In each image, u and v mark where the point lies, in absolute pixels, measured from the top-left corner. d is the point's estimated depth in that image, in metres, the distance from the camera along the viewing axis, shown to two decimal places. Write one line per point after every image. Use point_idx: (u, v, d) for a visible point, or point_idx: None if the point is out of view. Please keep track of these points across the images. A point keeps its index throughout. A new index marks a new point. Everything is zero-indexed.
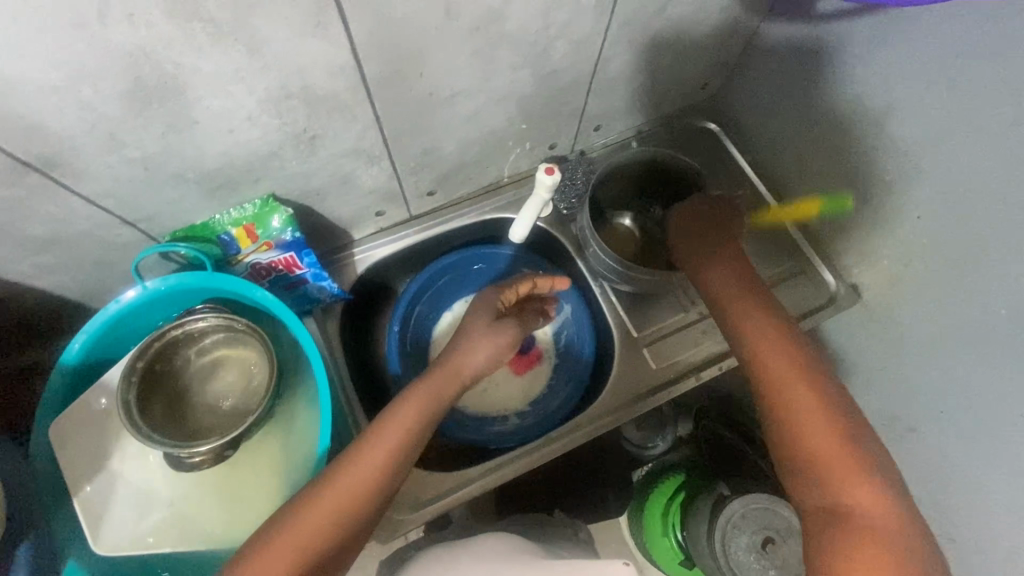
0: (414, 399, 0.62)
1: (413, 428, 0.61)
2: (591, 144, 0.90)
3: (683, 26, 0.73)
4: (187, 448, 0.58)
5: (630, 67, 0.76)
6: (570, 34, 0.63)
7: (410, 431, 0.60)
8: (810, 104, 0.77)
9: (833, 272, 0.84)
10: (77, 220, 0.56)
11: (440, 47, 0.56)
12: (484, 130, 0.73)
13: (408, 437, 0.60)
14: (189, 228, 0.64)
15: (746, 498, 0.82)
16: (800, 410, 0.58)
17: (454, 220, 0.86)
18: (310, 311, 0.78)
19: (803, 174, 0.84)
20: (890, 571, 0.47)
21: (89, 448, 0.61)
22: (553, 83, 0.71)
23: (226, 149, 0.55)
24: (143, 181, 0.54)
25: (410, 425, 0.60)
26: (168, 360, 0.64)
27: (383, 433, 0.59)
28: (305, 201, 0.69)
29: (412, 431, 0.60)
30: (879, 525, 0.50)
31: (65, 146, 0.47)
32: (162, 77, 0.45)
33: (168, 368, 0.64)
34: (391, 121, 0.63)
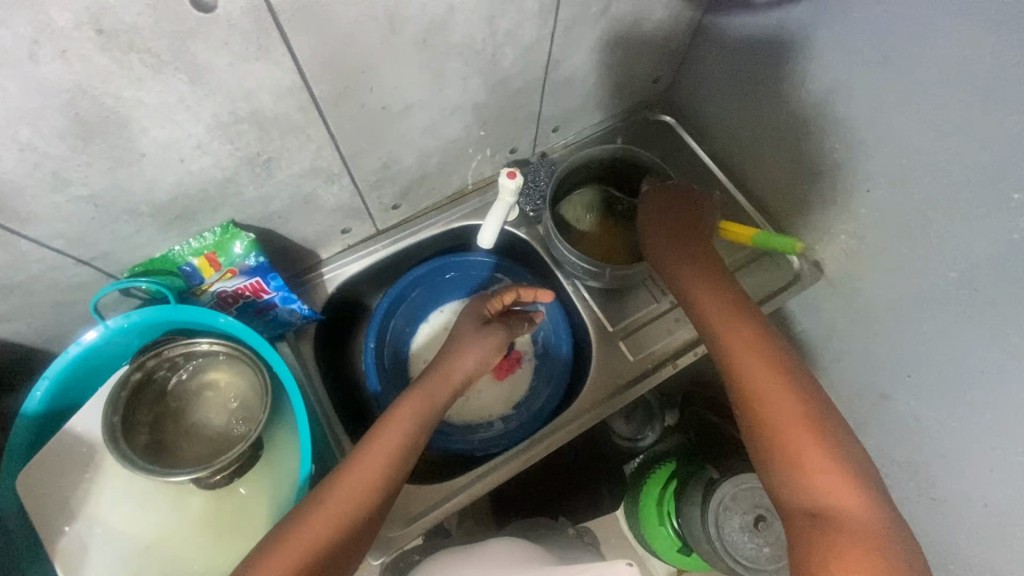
0: (408, 411, 0.64)
1: (404, 437, 0.62)
2: (551, 145, 0.92)
3: (628, 24, 0.74)
4: (188, 472, 0.56)
5: (582, 67, 0.77)
6: (516, 39, 0.64)
7: (403, 440, 0.61)
8: (757, 91, 0.79)
9: (796, 250, 0.86)
10: (29, 263, 0.54)
11: (388, 62, 0.56)
12: (438, 140, 0.73)
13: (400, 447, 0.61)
14: (148, 262, 0.62)
15: (735, 480, 0.85)
16: (756, 381, 0.60)
17: (423, 230, 0.86)
18: (283, 335, 0.77)
19: (757, 161, 0.86)
20: (857, 546, 0.48)
21: (60, 494, 0.59)
22: (507, 89, 0.72)
23: (179, 179, 0.54)
24: (95, 219, 0.53)
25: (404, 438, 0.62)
26: (145, 404, 0.62)
27: (383, 443, 0.60)
28: (267, 223, 0.68)
29: (403, 441, 0.62)
30: (826, 471, 0.53)
31: (6, 190, 0.46)
32: (103, 112, 0.44)
33: (144, 414, 0.62)
34: (346, 138, 0.63)
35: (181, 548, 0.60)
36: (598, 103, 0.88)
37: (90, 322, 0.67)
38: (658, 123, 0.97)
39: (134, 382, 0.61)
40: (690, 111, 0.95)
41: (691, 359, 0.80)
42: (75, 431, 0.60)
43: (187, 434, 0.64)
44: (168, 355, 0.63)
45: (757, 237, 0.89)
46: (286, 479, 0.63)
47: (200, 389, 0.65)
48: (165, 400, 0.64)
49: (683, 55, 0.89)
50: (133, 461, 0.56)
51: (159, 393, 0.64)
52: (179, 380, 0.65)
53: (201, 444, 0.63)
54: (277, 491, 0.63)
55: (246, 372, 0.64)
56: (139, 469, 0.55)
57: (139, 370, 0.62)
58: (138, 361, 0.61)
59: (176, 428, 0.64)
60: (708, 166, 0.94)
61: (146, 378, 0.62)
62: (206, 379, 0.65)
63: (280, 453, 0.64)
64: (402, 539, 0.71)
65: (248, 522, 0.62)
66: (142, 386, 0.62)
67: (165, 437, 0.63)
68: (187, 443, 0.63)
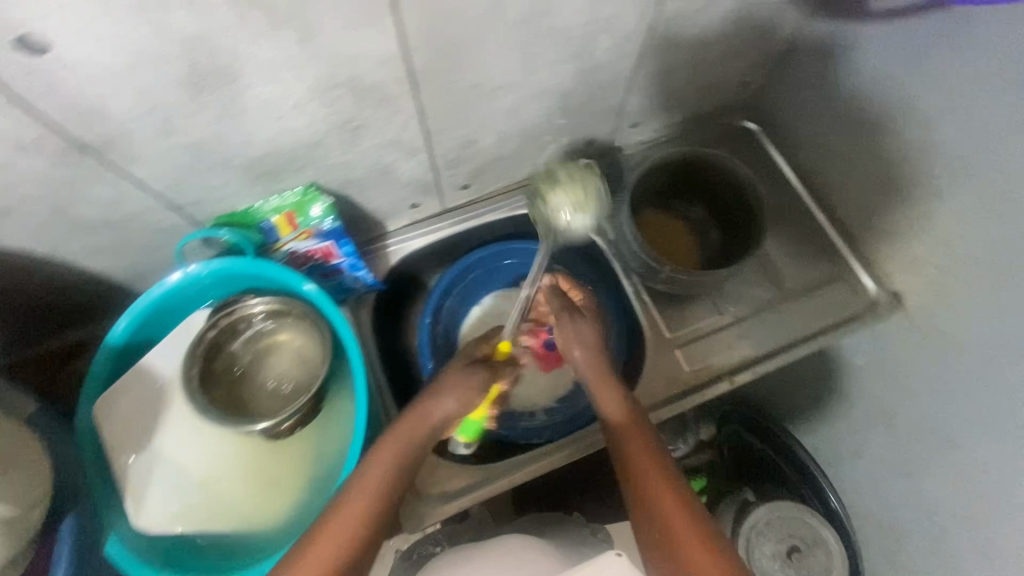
0: (404, 436, 0.60)
1: (399, 464, 0.58)
2: (628, 140, 0.89)
3: (730, 23, 0.71)
4: (262, 423, 0.60)
5: (673, 63, 0.75)
6: (615, 28, 0.63)
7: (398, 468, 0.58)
8: (857, 105, 0.74)
9: (874, 278, 0.82)
10: (127, 202, 0.57)
11: (486, 40, 0.55)
12: (517, 126, 0.72)
13: (396, 476, 0.58)
14: (232, 214, 0.65)
15: (772, 505, 0.85)
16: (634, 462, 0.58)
17: (488, 213, 0.85)
18: (345, 300, 0.79)
19: (844, 180, 0.82)
20: None
21: (130, 422, 0.62)
22: (594, 80, 0.70)
23: (274, 137, 0.56)
24: (191, 167, 0.55)
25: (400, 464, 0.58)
26: (219, 362, 0.66)
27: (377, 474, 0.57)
28: (344, 190, 0.69)
29: (399, 468, 0.58)
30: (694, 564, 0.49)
31: (120, 130, 0.48)
32: (217, 64, 0.45)
33: (218, 371, 0.66)
34: (432, 114, 0.63)
35: (235, 491, 0.63)
36: (681, 103, 0.86)
37: (171, 266, 0.70)
38: (741, 129, 0.93)
39: (209, 341, 0.65)
40: (776, 120, 0.90)
41: (749, 376, 0.78)
42: (152, 365, 0.64)
43: (257, 391, 0.67)
44: (239, 316, 0.66)
45: (835, 258, 0.85)
46: (338, 437, 0.64)
47: (268, 349, 0.68)
48: (236, 359, 0.67)
49: (778, 61, 0.84)
50: (212, 413, 0.60)
51: (230, 352, 0.67)
52: (249, 340, 0.68)
53: (270, 401, 0.67)
54: (329, 448, 0.65)
55: (309, 330, 0.67)
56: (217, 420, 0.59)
57: (214, 329, 0.65)
58: (212, 321, 0.65)
59: (248, 386, 0.67)
60: (789, 178, 0.89)
61: (219, 337, 0.66)
62: (273, 340, 0.68)
63: (336, 411, 0.66)
64: (438, 514, 0.71)
65: (299, 474, 0.64)
66: (215, 346, 0.66)
67: (237, 394, 0.67)
68: (257, 400, 0.67)
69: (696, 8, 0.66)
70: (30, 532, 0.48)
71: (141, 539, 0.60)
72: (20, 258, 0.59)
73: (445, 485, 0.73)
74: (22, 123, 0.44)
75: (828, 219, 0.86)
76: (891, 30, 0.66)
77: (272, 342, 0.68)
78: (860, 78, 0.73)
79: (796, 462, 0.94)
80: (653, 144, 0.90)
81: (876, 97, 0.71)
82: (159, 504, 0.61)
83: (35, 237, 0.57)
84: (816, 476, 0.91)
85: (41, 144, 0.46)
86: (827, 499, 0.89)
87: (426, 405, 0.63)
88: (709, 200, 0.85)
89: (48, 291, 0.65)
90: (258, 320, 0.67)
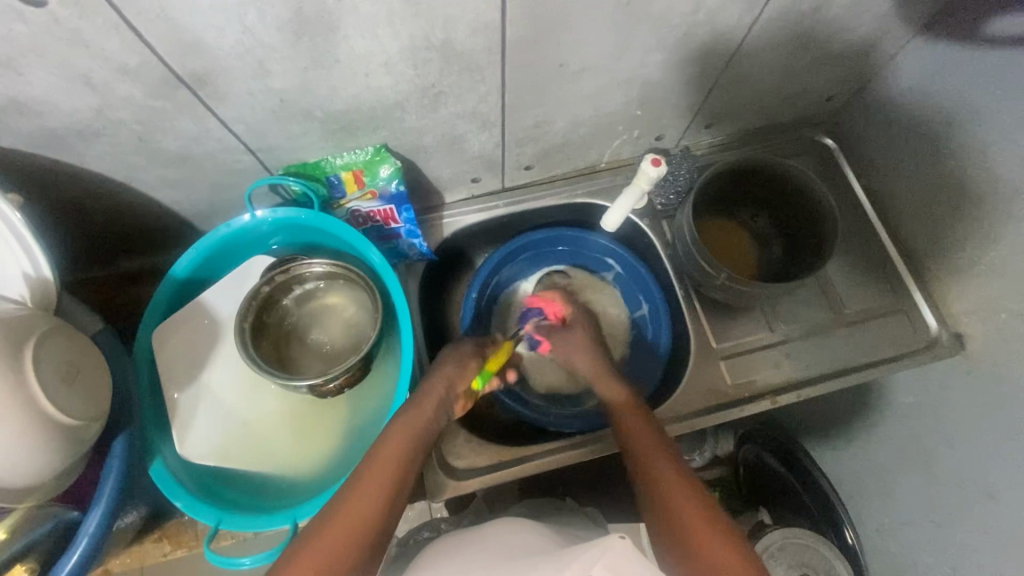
0: (397, 443, 0.55)
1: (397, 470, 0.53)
2: (697, 142, 0.87)
3: (829, 31, 0.68)
4: (305, 380, 0.60)
5: (762, 66, 0.72)
6: (712, 21, 0.61)
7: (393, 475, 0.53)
8: (950, 133, 0.70)
9: (937, 315, 0.79)
10: (209, 140, 0.58)
11: (583, 19, 0.54)
12: (593, 112, 0.71)
13: (394, 482, 0.52)
14: (302, 165, 0.65)
15: (787, 531, 0.81)
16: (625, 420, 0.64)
17: (547, 198, 0.84)
18: (395, 265, 0.79)
19: (920, 212, 0.78)
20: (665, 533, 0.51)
21: (181, 355, 0.64)
22: (680, 73, 0.68)
23: (358, 93, 0.56)
24: (274, 113, 0.56)
25: (396, 470, 0.53)
26: (270, 318, 0.67)
27: (375, 479, 0.51)
28: (412, 155, 0.69)
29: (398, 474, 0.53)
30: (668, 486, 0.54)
31: (216, 67, 0.48)
32: (320, 11, 0.45)
33: (267, 326, 0.67)
34: (513, 89, 0.62)
35: (276, 435, 0.65)
36: (760, 110, 0.83)
37: (237, 208, 0.71)
38: (817, 144, 0.90)
39: (263, 295, 0.66)
40: (856, 140, 0.86)
41: (793, 399, 0.77)
42: (210, 302, 0.66)
43: (303, 350, 0.68)
44: (294, 274, 0.67)
45: (898, 291, 0.82)
46: (378, 398, 0.66)
47: (317, 311, 0.69)
48: (286, 316, 0.68)
49: (870, 78, 0.80)
50: (260, 365, 0.60)
51: (281, 308, 0.68)
52: (300, 298, 0.69)
53: (314, 361, 0.68)
54: (368, 408, 0.66)
55: (361, 296, 0.68)
56: (267, 374, 0.60)
57: (267, 285, 0.66)
58: (268, 276, 0.65)
59: (294, 344, 0.68)
60: (861, 202, 0.86)
61: (272, 293, 0.67)
62: (323, 302, 0.70)
63: (379, 373, 0.68)
64: (462, 488, 0.71)
65: (338, 427, 0.66)
66: (268, 301, 0.67)
67: (283, 350, 0.67)
68: (301, 358, 0.68)
69: (797, 11, 0.63)
70: (87, 444, 0.49)
71: (183, 466, 0.62)
72: (101, 182, 0.60)
73: (472, 461, 0.72)
74: (128, 49, 0.44)
75: (897, 249, 0.83)
76: (1001, 57, 0.62)
77: (322, 303, 0.69)
78: (957, 105, 0.69)
79: (817, 491, 0.88)
80: (722, 149, 0.88)
81: (971, 126, 0.67)
82: (203, 437, 0.63)
83: (118, 162, 0.58)
84: (834, 507, 0.85)
85: (141, 71, 0.47)
86: (844, 534, 0.83)
87: (419, 408, 0.60)
88: (775, 213, 0.82)
89: (121, 217, 0.67)
90: (310, 281, 0.68)
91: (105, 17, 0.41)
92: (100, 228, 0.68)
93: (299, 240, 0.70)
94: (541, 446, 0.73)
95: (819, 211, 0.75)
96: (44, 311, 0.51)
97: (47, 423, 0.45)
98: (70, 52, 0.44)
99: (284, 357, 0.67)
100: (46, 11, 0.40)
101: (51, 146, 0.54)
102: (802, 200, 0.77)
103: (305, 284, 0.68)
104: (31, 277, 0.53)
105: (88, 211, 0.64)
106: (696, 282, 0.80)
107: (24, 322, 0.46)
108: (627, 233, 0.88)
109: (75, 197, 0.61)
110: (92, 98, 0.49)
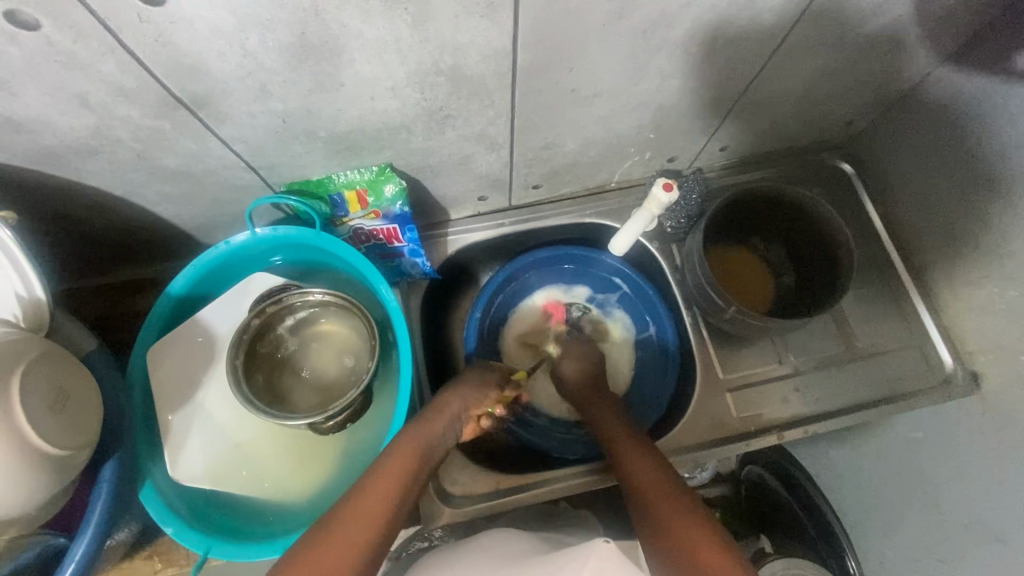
0: (396, 469, 0.54)
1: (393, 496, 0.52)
2: (710, 163, 0.84)
3: (854, 57, 0.66)
4: (296, 418, 0.58)
5: (783, 91, 0.70)
6: (732, 47, 0.59)
7: (390, 500, 0.51)
8: (974, 166, 0.68)
9: (954, 353, 0.76)
10: (208, 158, 0.56)
11: (598, 45, 0.52)
12: (605, 133, 0.69)
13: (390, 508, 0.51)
14: (305, 182, 0.63)
15: (788, 561, 0.78)
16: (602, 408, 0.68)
17: (554, 217, 0.82)
18: (397, 283, 0.78)
19: (940, 244, 0.76)
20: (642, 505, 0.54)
21: (176, 375, 0.63)
22: (696, 97, 0.66)
23: (363, 115, 0.54)
24: (277, 133, 0.54)
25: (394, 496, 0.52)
26: (262, 351, 0.66)
27: (389, 478, 0.53)
28: (418, 174, 0.68)
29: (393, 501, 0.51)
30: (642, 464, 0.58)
31: (216, 89, 0.47)
32: (325, 36, 0.43)
33: (258, 359, 0.65)
34: (523, 112, 0.60)
35: (271, 460, 0.64)
36: (776, 133, 0.80)
37: (238, 223, 0.70)
38: (835, 169, 0.87)
39: (254, 327, 0.64)
40: (876, 166, 0.84)
41: (799, 434, 0.75)
42: (208, 321, 0.65)
43: (298, 381, 0.67)
44: (285, 305, 0.65)
45: (912, 326, 0.79)
46: (378, 427, 0.65)
47: (311, 338, 0.68)
48: (278, 347, 0.67)
49: (892, 104, 0.78)
50: (252, 403, 0.59)
51: (273, 340, 0.66)
52: (292, 327, 0.67)
53: (310, 392, 0.66)
54: (367, 437, 0.65)
55: (355, 321, 0.66)
56: (263, 414, 0.58)
57: (258, 317, 0.64)
58: (259, 308, 0.64)
59: (288, 375, 0.67)
60: (878, 232, 0.83)
61: (263, 325, 0.65)
62: (316, 329, 0.68)
63: (379, 400, 0.67)
64: (458, 515, 0.69)
65: (336, 455, 0.65)
66: (259, 333, 0.65)
67: (278, 383, 0.66)
68: (297, 390, 0.66)
69: (821, 39, 0.61)
70: (76, 470, 0.48)
71: (174, 488, 0.61)
72: (99, 196, 0.59)
73: (468, 488, 0.70)
74: (126, 71, 0.43)
75: (913, 281, 0.80)
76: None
77: (315, 332, 0.68)
78: (982, 139, 0.66)
79: (818, 517, 0.85)
80: (736, 172, 0.86)
81: (997, 161, 0.65)
82: (196, 459, 0.62)
83: (116, 178, 0.57)
84: (836, 533, 0.82)
85: (139, 92, 0.46)
86: (846, 562, 0.79)
87: (419, 432, 0.59)
88: (788, 241, 0.80)
89: (120, 229, 0.66)
90: (302, 311, 0.67)
91: (101, 40, 0.40)
92: (99, 239, 0.67)
93: (298, 259, 0.69)
94: (542, 476, 0.72)
95: (834, 243, 0.73)
96: (35, 333, 0.50)
97: (33, 453, 0.44)
98: (65, 73, 0.42)
99: (276, 391, 0.65)
100: (40, 34, 0.39)
101: (48, 162, 0.52)
102: (816, 230, 0.75)
103: (297, 314, 0.67)
104: (24, 298, 0.52)
105: (85, 223, 0.63)
106: (704, 311, 0.78)
107: (14, 348, 0.45)
108: (635, 255, 0.86)
109: (73, 210, 0.60)
110: (89, 117, 0.47)
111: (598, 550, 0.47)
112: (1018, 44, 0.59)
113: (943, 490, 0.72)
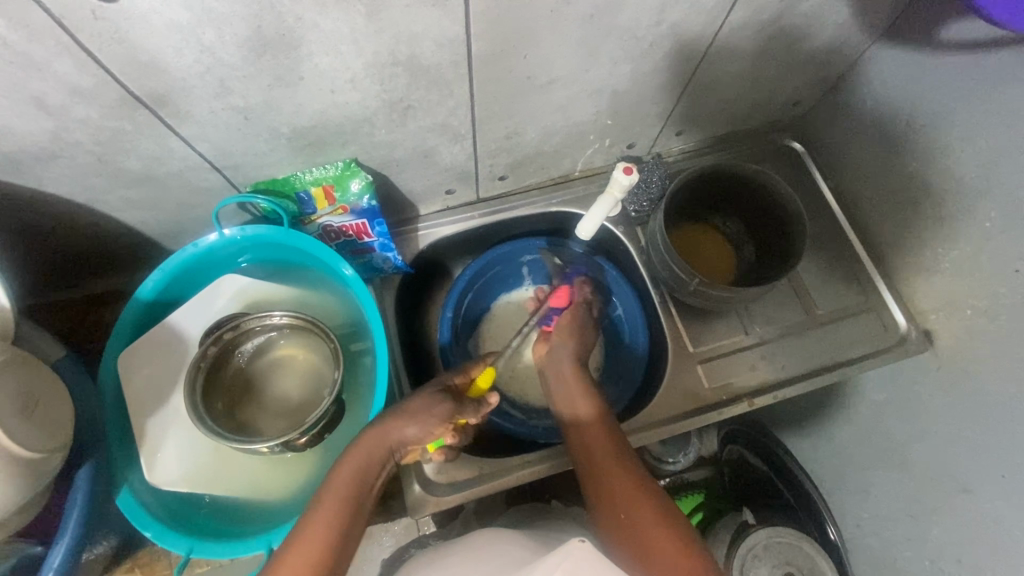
0: (334, 505, 0.52)
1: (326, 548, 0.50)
2: (669, 147, 0.88)
3: (794, 39, 0.70)
4: (255, 441, 0.58)
5: (732, 72, 0.73)
6: (678, 32, 0.62)
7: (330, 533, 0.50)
8: (912, 134, 0.72)
9: (906, 314, 0.80)
10: (172, 159, 0.56)
11: (551, 31, 0.54)
12: (565, 121, 0.71)
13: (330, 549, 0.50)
14: (271, 182, 0.64)
15: (771, 531, 0.80)
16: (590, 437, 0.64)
17: (521, 208, 0.84)
18: (370, 280, 0.79)
19: (886, 211, 0.80)
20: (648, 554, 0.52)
21: (142, 385, 0.63)
22: (652, 79, 0.69)
23: (324, 109, 0.55)
24: (239, 130, 0.55)
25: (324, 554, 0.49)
26: (221, 378, 0.66)
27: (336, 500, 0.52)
28: (384, 169, 0.69)
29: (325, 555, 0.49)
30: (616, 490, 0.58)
31: (176, 86, 0.47)
32: (281, 30, 0.44)
33: (218, 390, 0.65)
34: (482, 100, 0.62)
35: (238, 479, 0.64)
36: (729, 116, 0.84)
37: (206, 227, 0.70)
38: (786, 148, 0.91)
39: (211, 357, 0.64)
40: (824, 143, 0.88)
41: (769, 401, 0.78)
42: (174, 331, 0.65)
43: (262, 410, 0.67)
44: (243, 331, 0.66)
45: (868, 293, 0.83)
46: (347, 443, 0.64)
47: (271, 365, 0.69)
48: (239, 376, 0.67)
49: (833, 84, 0.82)
50: (213, 428, 0.59)
51: (233, 369, 0.67)
52: (251, 353, 0.68)
53: (276, 419, 0.67)
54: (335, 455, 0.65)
55: (314, 341, 0.68)
56: (230, 440, 0.58)
57: (215, 345, 0.64)
58: (215, 336, 0.64)
59: (250, 403, 0.67)
60: (832, 206, 0.87)
61: (221, 354, 0.65)
62: (276, 355, 0.69)
63: (349, 410, 0.67)
64: (442, 503, 0.70)
65: (306, 473, 0.64)
66: (217, 363, 0.65)
67: (240, 413, 0.66)
68: (262, 419, 0.67)
69: (761, 19, 0.65)
70: (49, 477, 0.48)
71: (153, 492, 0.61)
72: (62, 204, 0.59)
73: (453, 476, 0.71)
74: (83, 70, 0.44)
75: (865, 249, 0.84)
76: (960, 62, 0.64)
77: (272, 360, 0.69)
78: (919, 107, 0.70)
79: (796, 487, 0.88)
80: (694, 155, 0.89)
81: (932, 127, 0.69)
82: (172, 470, 0.62)
83: (77, 184, 0.57)
84: (815, 502, 0.85)
85: (97, 93, 0.46)
86: (826, 530, 0.83)
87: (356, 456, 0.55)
88: (747, 218, 0.83)
89: (84, 239, 0.65)
90: (259, 339, 0.68)
91: (58, 39, 0.41)
92: (63, 252, 0.66)
93: (268, 263, 0.70)
94: (523, 460, 0.73)
95: (787, 216, 0.76)
96: (3, 341, 0.50)
97: (4, 456, 0.44)
98: (21, 75, 0.43)
99: (236, 420, 0.66)
100: None
101: (8, 170, 0.52)
102: (771, 207, 0.79)
103: (256, 341, 0.68)
104: None
105: (45, 234, 0.62)
106: (671, 289, 0.80)
107: None
108: (602, 239, 0.88)
109: (36, 220, 0.60)
110: (46, 120, 0.48)
111: (574, 550, 0.38)
112: (942, 18, 0.64)
113: (907, 444, 0.76)
